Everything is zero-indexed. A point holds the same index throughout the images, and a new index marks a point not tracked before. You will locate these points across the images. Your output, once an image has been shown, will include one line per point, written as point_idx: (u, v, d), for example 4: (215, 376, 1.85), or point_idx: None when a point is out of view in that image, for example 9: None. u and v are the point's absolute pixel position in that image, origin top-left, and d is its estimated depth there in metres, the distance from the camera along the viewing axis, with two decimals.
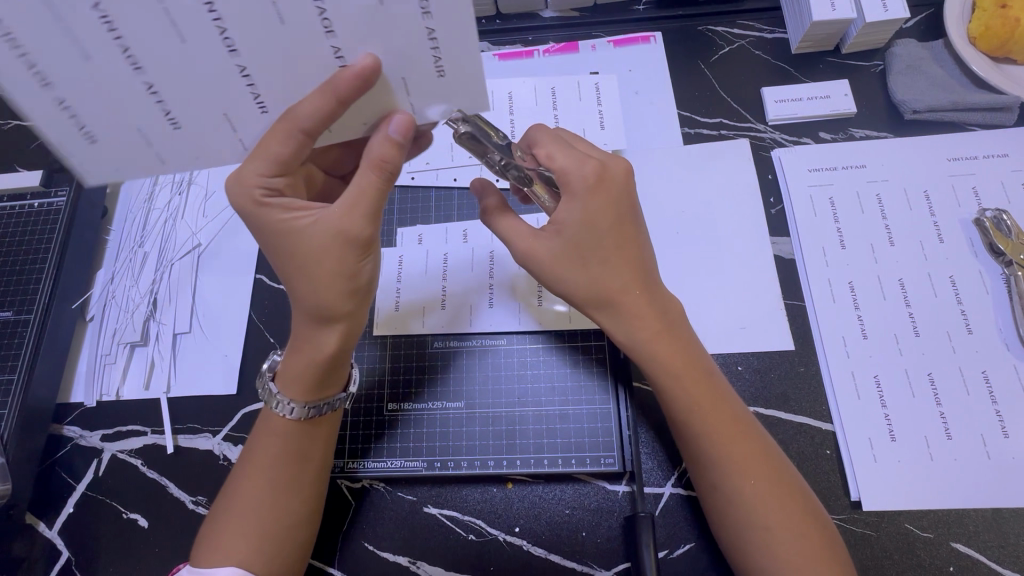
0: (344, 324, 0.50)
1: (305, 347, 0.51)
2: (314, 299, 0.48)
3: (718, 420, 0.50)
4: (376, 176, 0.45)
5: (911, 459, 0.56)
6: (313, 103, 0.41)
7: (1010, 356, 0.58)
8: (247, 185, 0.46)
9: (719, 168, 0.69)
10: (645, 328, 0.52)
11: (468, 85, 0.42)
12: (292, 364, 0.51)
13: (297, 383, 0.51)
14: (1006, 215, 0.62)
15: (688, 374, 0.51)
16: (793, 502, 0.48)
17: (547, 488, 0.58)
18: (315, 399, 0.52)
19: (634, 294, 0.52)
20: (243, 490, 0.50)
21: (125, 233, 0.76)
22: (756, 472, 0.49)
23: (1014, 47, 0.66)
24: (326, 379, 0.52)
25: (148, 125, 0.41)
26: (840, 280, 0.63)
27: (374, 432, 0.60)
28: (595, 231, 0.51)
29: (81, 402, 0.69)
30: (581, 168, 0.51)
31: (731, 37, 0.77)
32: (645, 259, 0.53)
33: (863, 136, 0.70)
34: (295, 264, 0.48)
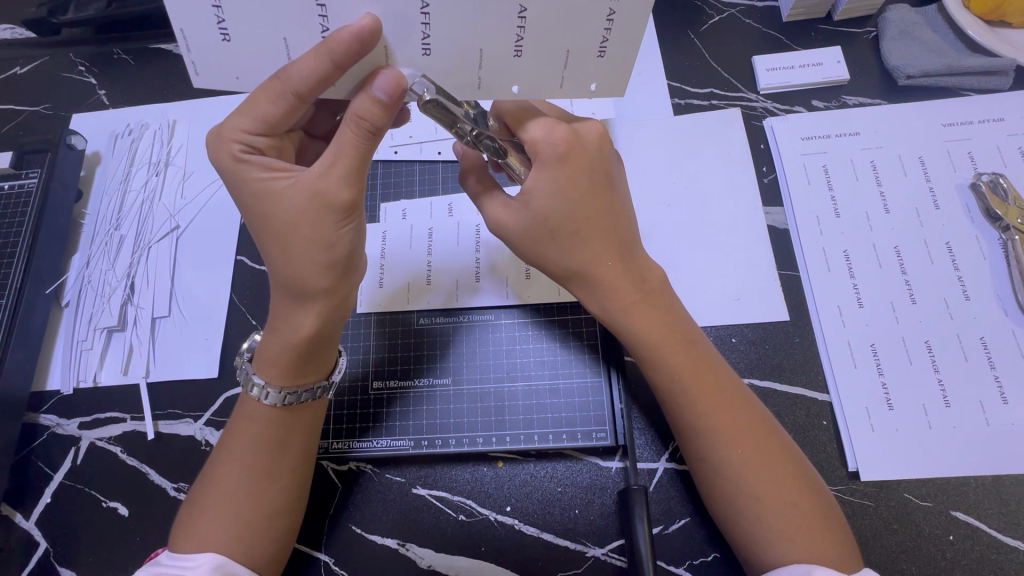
0: (324, 305, 0.48)
1: (282, 328, 0.49)
2: (290, 273, 0.46)
3: (703, 389, 0.49)
4: (356, 135, 0.42)
5: (910, 428, 0.55)
6: (310, 63, 0.39)
7: (1007, 322, 0.57)
8: (226, 140, 0.44)
9: (711, 139, 0.68)
10: (621, 298, 0.51)
11: (614, 71, 0.43)
12: (269, 346, 0.49)
13: (274, 367, 0.49)
14: (1003, 179, 0.61)
15: (669, 343, 0.50)
16: (784, 468, 0.47)
17: (539, 466, 0.57)
18: (293, 385, 0.50)
19: (606, 265, 0.50)
20: (224, 469, 0.49)
21: (99, 216, 0.74)
22: (744, 440, 0.48)
23: (1008, 11, 0.65)
24: (308, 365, 0.50)
25: (195, 30, 0.39)
26: (835, 249, 0.62)
27: (360, 412, 0.59)
28: (567, 202, 0.49)
29: (58, 390, 0.67)
30: (548, 136, 0.48)
31: (720, 6, 0.75)
32: (627, 228, 0.52)
33: (856, 103, 0.69)
34: (273, 233, 0.45)
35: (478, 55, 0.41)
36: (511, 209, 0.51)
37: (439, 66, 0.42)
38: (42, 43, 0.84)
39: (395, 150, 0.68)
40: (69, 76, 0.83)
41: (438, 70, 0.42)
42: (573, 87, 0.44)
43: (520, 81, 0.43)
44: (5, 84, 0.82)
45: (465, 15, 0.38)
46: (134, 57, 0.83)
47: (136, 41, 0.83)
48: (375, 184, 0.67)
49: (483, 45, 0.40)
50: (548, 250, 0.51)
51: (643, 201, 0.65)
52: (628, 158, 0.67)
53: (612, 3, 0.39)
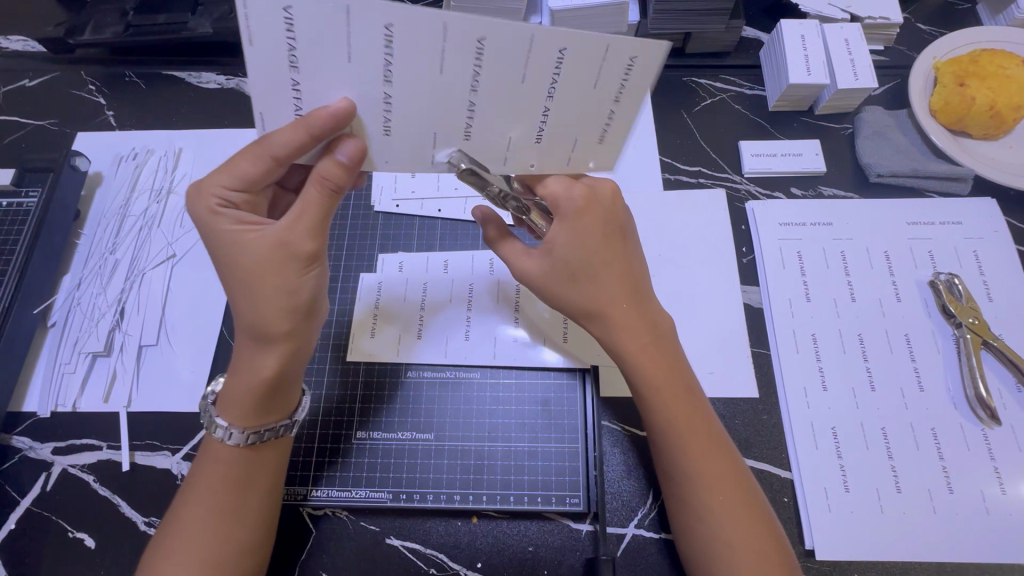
0: (287, 344, 0.51)
1: (244, 367, 0.51)
2: (254, 315, 0.49)
3: (694, 434, 0.52)
4: (319, 192, 0.47)
5: (864, 511, 0.58)
6: (289, 134, 0.44)
7: (957, 415, 0.61)
8: (206, 194, 0.48)
9: (697, 216, 0.72)
10: (634, 337, 0.54)
11: (612, 153, 0.50)
12: (233, 386, 0.51)
13: (237, 408, 0.50)
14: (958, 280, 0.66)
15: (667, 388, 0.53)
16: (759, 533, 0.49)
17: (512, 525, 0.58)
18: (257, 425, 0.52)
19: (619, 306, 0.53)
20: (189, 513, 0.50)
21: (96, 238, 0.74)
22: (725, 490, 0.50)
23: (970, 123, 0.71)
24: (270, 405, 0.52)
25: (277, 113, 0.45)
26: (804, 332, 0.66)
27: (354, 438, 0.61)
28: (584, 251, 0.52)
29: (34, 413, 0.66)
30: (574, 193, 0.52)
31: (713, 90, 0.80)
32: (638, 275, 0.55)
33: (831, 195, 0.74)
34: (244, 281, 0.49)
35: (507, 141, 0.48)
36: (529, 257, 0.55)
37: (475, 150, 0.49)
38: (55, 59, 0.85)
39: (396, 203, 0.71)
40: (79, 93, 0.84)
41: (471, 154, 0.49)
42: (577, 165, 0.51)
43: (539, 161, 0.50)
44: (13, 95, 0.83)
45: (500, 108, 0.46)
46: (146, 81, 0.84)
47: (149, 65, 0.85)
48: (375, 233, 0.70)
49: (511, 135, 0.48)
50: (564, 290, 0.54)
51: None
52: None
53: (615, 106, 0.46)
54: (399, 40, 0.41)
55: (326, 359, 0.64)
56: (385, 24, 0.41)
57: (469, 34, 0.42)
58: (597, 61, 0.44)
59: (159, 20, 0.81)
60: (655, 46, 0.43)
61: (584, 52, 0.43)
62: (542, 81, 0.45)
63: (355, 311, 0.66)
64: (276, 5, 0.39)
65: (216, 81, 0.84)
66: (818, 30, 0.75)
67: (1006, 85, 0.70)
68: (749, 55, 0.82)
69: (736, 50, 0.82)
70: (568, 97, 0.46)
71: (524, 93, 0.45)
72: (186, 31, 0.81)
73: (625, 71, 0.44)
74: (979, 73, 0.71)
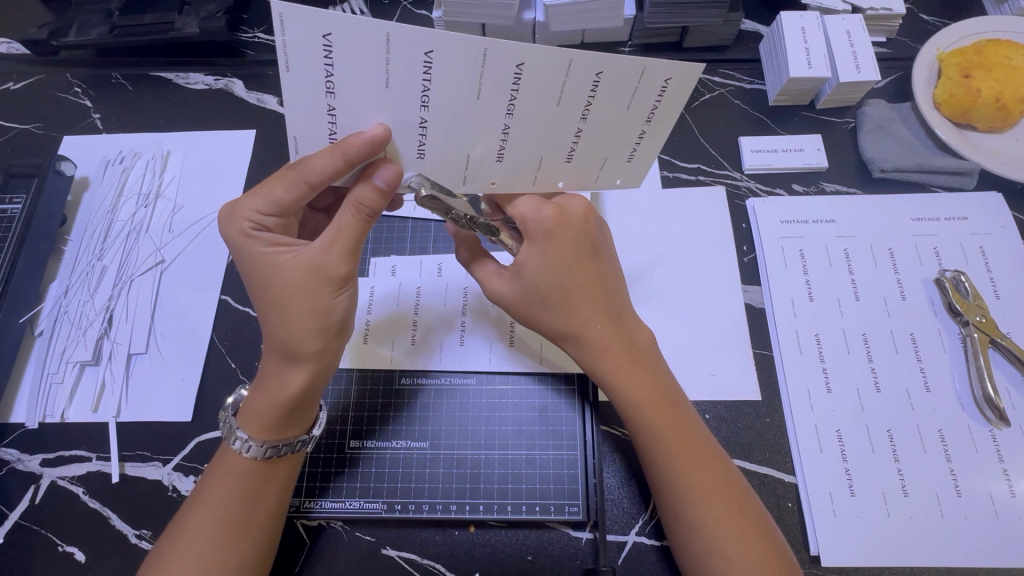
0: (316, 359, 0.50)
1: (271, 380, 0.51)
2: (284, 334, 0.49)
3: (682, 447, 0.51)
4: (355, 217, 0.47)
5: (869, 515, 0.57)
6: (325, 161, 0.45)
7: (964, 415, 0.60)
8: (240, 218, 0.49)
9: (696, 214, 0.71)
10: (612, 357, 0.53)
11: (639, 170, 0.52)
12: (257, 402, 0.51)
13: (257, 422, 0.50)
14: (965, 278, 0.64)
15: (654, 404, 0.52)
16: (758, 544, 0.48)
17: (510, 534, 0.57)
18: (275, 438, 0.51)
19: (596, 327, 0.53)
20: (195, 524, 0.48)
21: (83, 245, 0.73)
22: (716, 500, 0.49)
23: (976, 115, 0.69)
24: (295, 419, 0.51)
25: (311, 135, 0.46)
26: (807, 332, 0.64)
27: (336, 468, 0.59)
28: (554, 272, 0.52)
29: (22, 424, 0.65)
30: (543, 213, 0.52)
31: (711, 84, 0.79)
32: (613, 291, 0.54)
33: (833, 190, 0.72)
34: (271, 301, 0.49)
35: (538, 161, 0.50)
36: (501, 278, 0.55)
37: (505, 171, 0.50)
38: (40, 61, 0.84)
39: None
40: (64, 96, 0.82)
41: (501, 174, 0.50)
42: (605, 181, 0.53)
43: (567, 178, 0.52)
44: None
45: (534, 131, 0.47)
46: (132, 82, 0.82)
47: (135, 66, 0.83)
48: (367, 236, 0.68)
49: (543, 154, 0.49)
50: (537, 311, 0.54)
51: (628, 272, 0.67)
52: (616, 228, 0.69)
53: (646, 126, 0.48)
54: (438, 68, 0.42)
55: None
56: (425, 52, 0.42)
57: (510, 60, 0.43)
58: (631, 84, 0.45)
59: (144, 20, 0.79)
60: (690, 73, 0.44)
61: (620, 76, 0.44)
62: (575, 104, 0.46)
63: None
64: (316, 33, 0.40)
65: (203, 82, 0.82)
66: (819, 22, 0.73)
67: (1012, 76, 0.68)
68: (748, 48, 0.80)
69: (735, 44, 0.80)
70: (599, 119, 0.47)
71: (557, 116, 0.46)
72: (172, 30, 0.79)
73: (657, 93, 0.46)
74: (984, 64, 0.69)
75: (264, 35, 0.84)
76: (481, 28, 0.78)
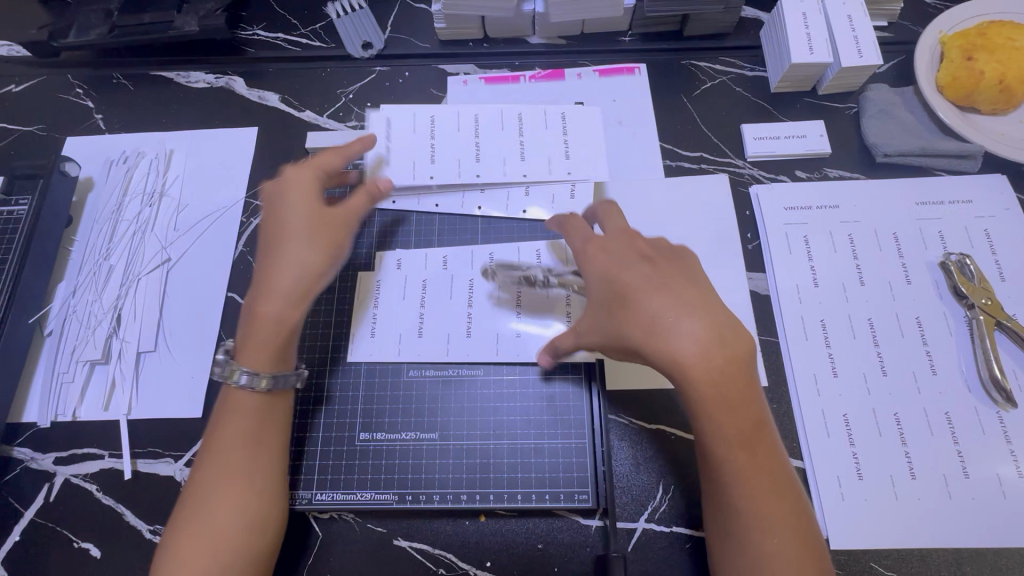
0: (307, 280, 0.56)
1: (257, 309, 0.55)
2: (292, 271, 0.55)
3: (762, 480, 0.46)
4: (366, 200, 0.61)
5: (877, 499, 0.57)
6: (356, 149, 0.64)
7: (971, 398, 0.60)
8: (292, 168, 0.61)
9: (700, 203, 0.71)
10: (707, 356, 0.47)
11: None
12: (255, 335, 0.54)
13: (262, 352, 0.54)
14: (970, 260, 0.64)
15: (742, 422, 0.47)
16: (804, 544, 0.45)
17: (520, 522, 0.58)
18: (268, 368, 0.54)
19: (694, 331, 0.48)
20: (208, 509, 0.49)
21: (89, 244, 0.73)
22: (769, 502, 0.46)
23: (978, 98, 0.69)
24: (288, 347, 0.56)
25: None
26: (813, 318, 0.65)
27: (345, 450, 0.60)
28: (653, 284, 0.51)
29: (34, 423, 0.66)
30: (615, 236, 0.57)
31: (712, 72, 0.78)
32: (705, 294, 0.51)
33: (836, 176, 0.72)
34: (276, 242, 0.56)
35: None
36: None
37: None
38: (42, 63, 0.84)
39: (393, 201, 0.70)
40: (66, 97, 0.82)
41: None
42: None
43: None
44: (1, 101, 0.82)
45: None
46: (133, 82, 0.83)
47: (135, 66, 0.83)
48: (372, 230, 0.69)
49: None
50: (627, 318, 0.51)
51: None
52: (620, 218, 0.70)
53: None
54: None
55: (327, 363, 0.63)
56: None
57: None
58: None
59: (144, 19, 0.80)
60: None
61: None
62: None
63: (354, 311, 0.65)
64: None
65: (204, 80, 0.82)
66: (820, 7, 0.73)
67: (1015, 57, 0.68)
68: (748, 35, 0.80)
69: (736, 31, 0.80)
70: None
71: None
72: (173, 29, 0.79)
73: None
74: (987, 46, 0.69)
75: (263, 31, 0.84)
76: (480, 23, 0.79)
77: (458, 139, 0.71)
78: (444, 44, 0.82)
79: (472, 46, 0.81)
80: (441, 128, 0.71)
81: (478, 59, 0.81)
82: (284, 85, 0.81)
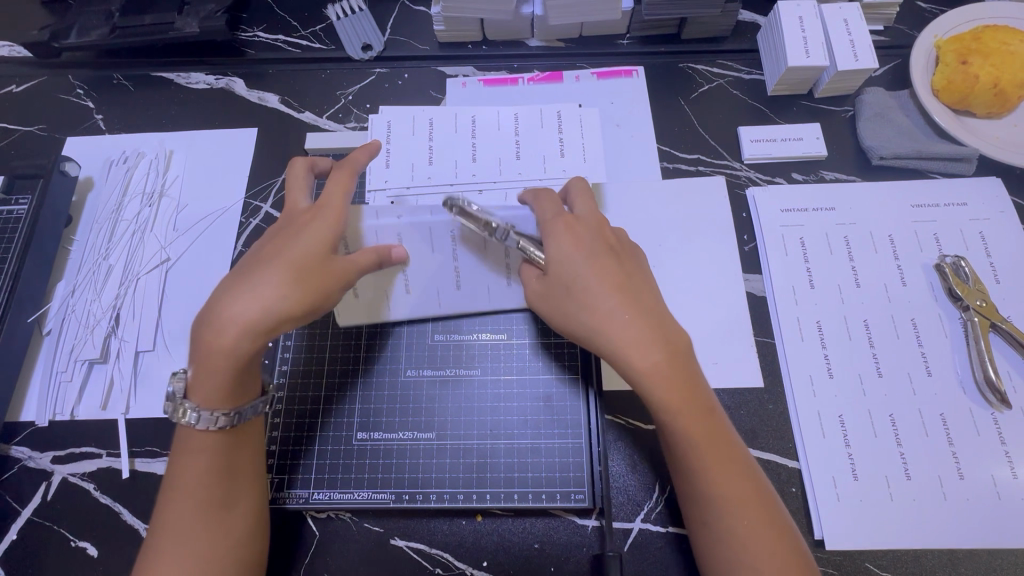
0: (262, 309, 0.48)
1: (204, 335, 0.49)
2: (253, 307, 0.48)
3: (717, 456, 0.48)
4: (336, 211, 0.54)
5: (873, 500, 0.57)
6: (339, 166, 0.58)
7: (966, 399, 0.60)
8: (299, 174, 0.59)
9: (697, 204, 0.71)
10: (648, 355, 0.49)
11: None
12: (209, 372, 0.49)
13: (216, 391, 0.49)
14: (965, 262, 0.64)
15: (689, 405, 0.48)
16: (774, 520, 0.47)
17: (516, 522, 0.58)
18: (218, 407, 0.50)
19: (630, 319, 0.50)
20: (171, 513, 0.49)
21: (89, 244, 0.73)
22: (732, 482, 0.47)
23: (973, 102, 0.70)
24: (240, 382, 0.50)
25: None
26: (809, 320, 0.65)
27: (344, 450, 0.60)
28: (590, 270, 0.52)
29: (32, 422, 0.66)
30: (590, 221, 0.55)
31: (710, 75, 0.79)
32: (647, 282, 0.54)
33: (832, 178, 0.73)
34: (246, 266, 0.51)
35: None
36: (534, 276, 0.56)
37: None
38: (42, 64, 0.84)
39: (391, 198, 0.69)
40: (67, 97, 0.83)
41: None
42: None
43: None
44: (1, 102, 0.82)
45: None
46: (134, 83, 0.83)
47: (136, 67, 0.84)
48: None
49: None
50: (573, 300, 0.52)
51: None
52: (618, 219, 0.70)
53: None
54: None
55: (325, 361, 0.63)
56: None
57: None
58: None
59: (144, 21, 0.80)
60: None
61: None
62: None
63: None
64: None
65: (205, 82, 0.83)
66: (817, 11, 0.73)
67: (1010, 61, 0.68)
68: (746, 38, 0.80)
69: (733, 34, 0.81)
70: None
71: None
72: (173, 31, 0.80)
73: None
74: (982, 50, 0.69)
75: (263, 33, 0.84)
76: (478, 26, 0.79)
77: (456, 141, 0.72)
78: (443, 47, 0.82)
79: (470, 48, 0.82)
80: (439, 132, 0.72)
81: (477, 61, 0.81)
82: (284, 86, 0.82)
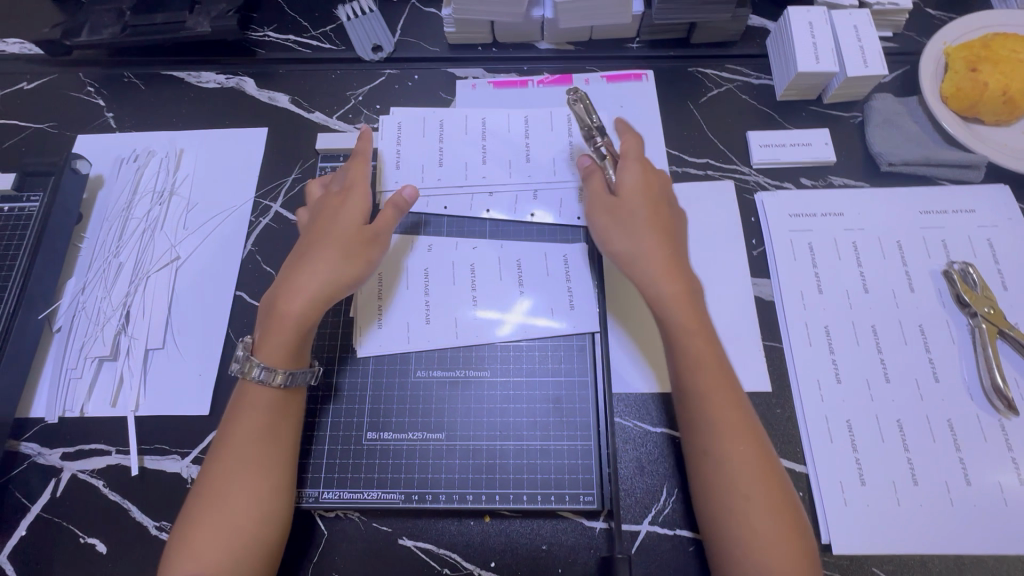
0: (319, 279, 0.57)
1: (271, 306, 0.57)
2: (317, 278, 0.57)
3: (725, 422, 0.51)
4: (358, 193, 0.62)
5: (880, 505, 0.58)
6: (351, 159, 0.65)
7: (973, 405, 0.61)
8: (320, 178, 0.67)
9: (706, 208, 0.71)
10: (677, 307, 0.55)
11: None
12: (275, 334, 0.55)
13: (279, 349, 0.55)
14: (973, 269, 0.65)
15: (705, 365, 0.53)
16: (770, 486, 0.50)
17: (524, 523, 0.58)
18: (285, 363, 0.55)
19: (669, 281, 0.56)
20: (230, 462, 0.52)
21: (99, 241, 0.73)
22: (738, 449, 0.50)
23: (982, 109, 0.70)
24: (302, 341, 0.57)
25: None
26: (816, 325, 0.65)
27: (353, 449, 0.60)
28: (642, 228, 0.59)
29: (42, 418, 0.66)
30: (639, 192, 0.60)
31: (719, 80, 0.79)
32: (678, 258, 0.57)
33: (841, 184, 0.73)
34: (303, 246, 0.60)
35: None
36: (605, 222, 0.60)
37: None
38: (53, 61, 0.85)
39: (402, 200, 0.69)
40: (78, 95, 0.83)
41: None
42: None
43: None
44: (12, 99, 0.83)
45: None
46: (144, 81, 0.83)
47: (147, 65, 0.84)
48: None
49: None
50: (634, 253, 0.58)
51: None
52: None
53: None
54: None
55: (335, 361, 0.63)
56: None
57: None
58: None
59: (156, 19, 0.80)
60: None
61: None
62: None
63: (360, 306, 0.65)
64: None
65: (215, 81, 0.83)
66: (826, 17, 0.73)
67: (1018, 69, 0.69)
68: (755, 44, 0.81)
69: (742, 39, 0.81)
70: None
71: None
72: (184, 30, 0.80)
73: None
74: (991, 58, 0.70)
75: (273, 33, 0.85)
76: (489, 28, 0.80)
77: (466, 142, 0.72)
78: (454, 48, 0.82)
79: (480, 50, 0.82)
80: (449, 132, 0.72)
81: (487, 63, 0.82)
82: (294, 86, 0.82)
